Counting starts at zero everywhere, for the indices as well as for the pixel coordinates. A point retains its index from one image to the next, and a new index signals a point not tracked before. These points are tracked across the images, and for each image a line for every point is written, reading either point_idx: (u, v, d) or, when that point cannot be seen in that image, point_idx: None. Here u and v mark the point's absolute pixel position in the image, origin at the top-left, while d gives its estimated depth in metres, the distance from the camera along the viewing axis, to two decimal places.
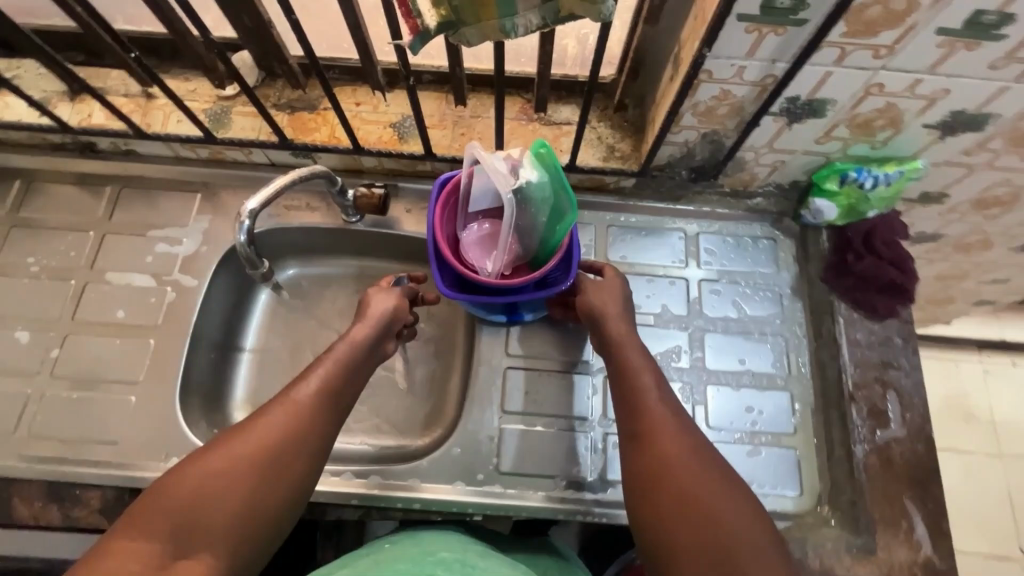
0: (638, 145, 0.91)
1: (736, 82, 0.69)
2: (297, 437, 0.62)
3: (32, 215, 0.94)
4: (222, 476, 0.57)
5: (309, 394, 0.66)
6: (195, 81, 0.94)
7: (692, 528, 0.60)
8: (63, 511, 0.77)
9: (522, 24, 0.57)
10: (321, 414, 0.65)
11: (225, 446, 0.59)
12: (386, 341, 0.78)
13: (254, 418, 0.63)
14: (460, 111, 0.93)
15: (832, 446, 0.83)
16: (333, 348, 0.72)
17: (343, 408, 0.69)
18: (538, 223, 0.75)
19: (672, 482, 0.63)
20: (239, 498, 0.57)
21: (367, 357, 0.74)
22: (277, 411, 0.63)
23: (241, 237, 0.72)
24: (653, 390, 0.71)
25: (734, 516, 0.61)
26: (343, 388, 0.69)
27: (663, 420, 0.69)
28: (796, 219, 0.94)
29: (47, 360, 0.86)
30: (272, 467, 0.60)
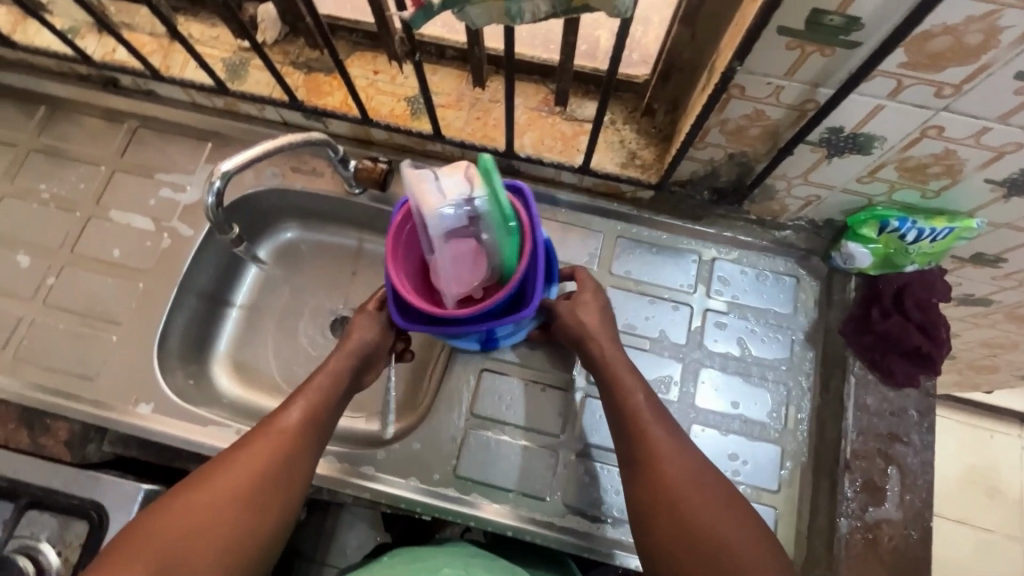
0: (662, 155, 0.84)
1: (770, 103, 0.61)
2: (286, 463, 0.63)
3: (49, 142, 0.95)
4: (212, 511, 0.58)
5: (294, 420, 0.66)
6: (218, 28, 0.92)
7: (695, 547, 0.57)
8: (31, 437, 0.80)
9: (530, 10, 0.51)
10: (308, 439, 0.66)
11: (212, 480, 0.60)
12: (367, 369, 0.77)
13: (238, 451, 0.63)
14: (479, 93, 0.88)
15: (816, 513, 0.76)
16: (313, 375, 0.71)
17: (329, 429, 0.70)
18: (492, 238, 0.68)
19: (671, 499, 0.60)
20: (233, 529, 0.58)
21: (352, 381, 0.73)
22: (261, 441, 0.64)
23: (207, 199, 0.70)
24: (648, 399, 0.67)
25: (739, 535, 0.57)
26: (328, 411, 0.70)
27: (657, 428, 0.65)
28: (826, 259, 0.86)
29: (42, 288, 0.88)
30: (261, 495, 0.61)
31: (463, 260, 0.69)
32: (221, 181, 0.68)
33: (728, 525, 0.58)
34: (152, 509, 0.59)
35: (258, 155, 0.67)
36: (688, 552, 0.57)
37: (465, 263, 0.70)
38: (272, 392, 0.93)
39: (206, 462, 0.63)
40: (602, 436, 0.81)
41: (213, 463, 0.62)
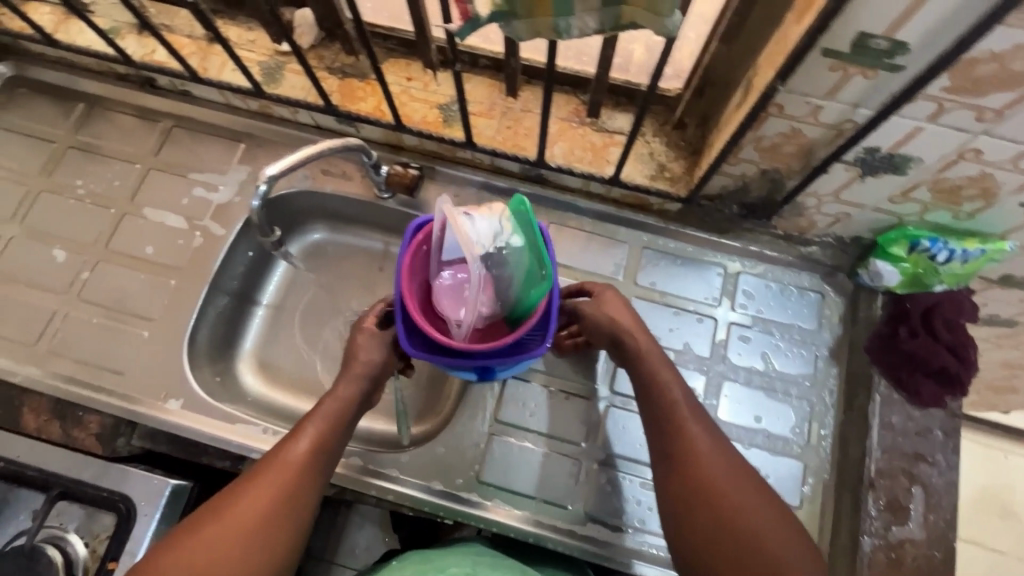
0: (691, 169, 0.84)
1: (808, 122, 0.62)
2: (291, 495, 0.63)
3: (85, 139, 0.97)
4: (221, 546, 0.58)
5: (300, 452, 0.66)
6: (256, 32, 0.94)
7: (733, 541, 0.58)
8: (64, 429, 0.83)
9: (578, 26, 0.52)
10: (314, 469, 0.65)
11: (222, 515, 0.60)
12: (373, 395, 0.75)
13: (247, 483, 0.63)
14: (511, 102, 0.89)
15: (838, 531, 0.76)
16: (320, 403, 0.70)
17: (337, 456, 0.69)
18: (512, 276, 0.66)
19: (709, 492, 0.61)
20: (243, 563, 0.59)
21: (359, 408, 0.72)
22: (268, 474, 0.63)
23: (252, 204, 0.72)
24: (684, 395, 0.68)
25: (776, 533, 0.58)
26: (337, 437, 0.69)
27: (693, 422, 0.65)
28: (852, 277, 0.86)
29: (77, 282, 0.89)
30: (269, 528, 0.61)
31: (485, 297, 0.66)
32: (266, 185, 0.69)
33: (765, 522, 0.59)
34: (166, 541, 0.60)
35: (300, 160, 0.68)
36: (727, 546, 0.58)
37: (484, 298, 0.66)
38: (296, 391, 0.94)
39: (217, 493, 0.63)
40: (624, 446, 0.82)
41: (224, 494, 0.63)
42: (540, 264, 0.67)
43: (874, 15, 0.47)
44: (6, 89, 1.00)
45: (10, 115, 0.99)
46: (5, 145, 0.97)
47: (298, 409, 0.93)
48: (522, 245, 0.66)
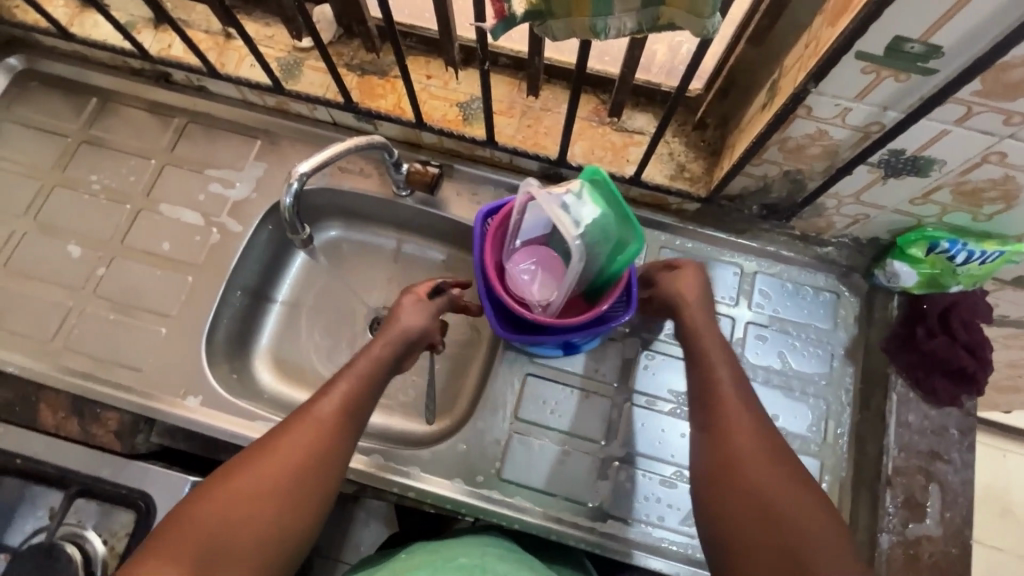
0: (711, 169, 0.85)
1: (835, 124, 0.62)
2: (318, 456, 0.62)
3: (99, 134, 0.97)
4: (245, 503, 0.58)
5: (329, 411, 0.65)
6: (274, 28, 0.93)
7: (757, 508, 0.58)
8: (82, 425, 0.82)
9: (616, 26, 0.53)
10: (341, 430, 0.65)
11: (250, 470, 0.60)
12: (409, 355, 0.76)
13: (275, 440, 0.62)
14: (531, 101, 0.89)
15: (855, 528, 0.77)
16: (354, 362, 0.70)
17: (363, 419, 0.68)
18: (597, 253, 0.73)
19: (738, 461, 0.61)
20: (264, 524, 0.58)
21: (388, 370, 0.71)
22: (296, 431, 0.63)
23: (286, 199, 0.72)
24: (722, 368, 0.68)
25: (800, 502, 0.58)
26: (366, 398, 0.69)
27: (725, 392, 0.66)
28: (868, 277, 0.87)
29: (93, 278, 0.89)
30: (294, 487, 0.60)
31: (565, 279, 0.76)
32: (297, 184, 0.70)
33: (792, 493, 0.59)
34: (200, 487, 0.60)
35: (331, 156, 0.70)
36: (751, 512, 0.58)
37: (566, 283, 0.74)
38: (313, 388, 0.94)
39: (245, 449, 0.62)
40: (644, 445, 0.82)
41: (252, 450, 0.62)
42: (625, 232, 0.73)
43: (911, 19, 0.48)
44: (18, 82, 0.99)
45: (22, 109, 0.98)
46: (18, 140, 0.96)
47: None
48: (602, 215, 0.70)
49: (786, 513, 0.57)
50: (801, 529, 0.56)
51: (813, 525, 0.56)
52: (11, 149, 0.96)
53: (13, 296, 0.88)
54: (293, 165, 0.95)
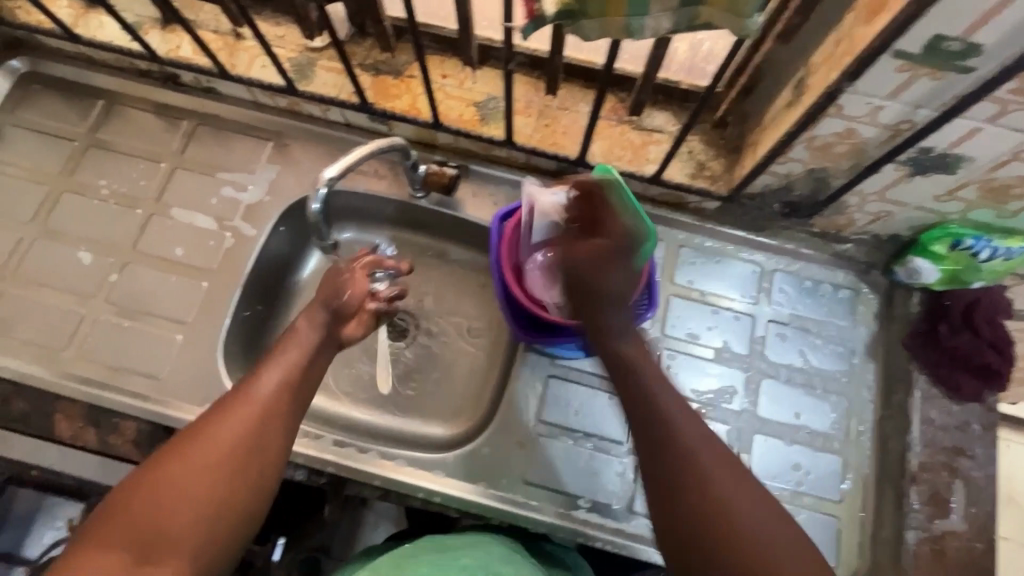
0: (731, 167, 0.84)
1: (865, 122, 0.62)
2: (261, 429, 0.61)
3: (107, 137, 0.95)
4: (186, 483, 0.56)
5: (266, 387, 0.64)
6: (285, 27, 0.92)
7: (688, 486, 0.55)
8: (99, 435, 0.80)
9: (651, 26, 0.52)
10: (283, 403, 0.64)
11: (186, 454, 0.57)
12: (344, 324, 0.75)
13: (209, 420, 0.61)
14: (548, 100, 0.88)
15: (879, 524, 0.78)
16: (285, 339, 0.70)
17: (306, 392, 0.68)
18: None
19: (666, 440, 0.58)
20: (207, 505, 0.56)
21: (324, 342, 0.72)
22: (232, 411, 0.61)
23: (314, 204, 0.71)
24: (613, 330, 0.66)
25: (730, 473, 0.56)
26: (306, 371, 0.68)
27: (647, 363, 0.64)
28: (886, 274, 0.87)
29: (105, 285, 0.87)
30: (239, 462, 0.59)
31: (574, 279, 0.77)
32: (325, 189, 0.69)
33: (721, 466, 0.57)
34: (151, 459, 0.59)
35: (355, 161, 0.69)
36: (684, 498, 0.55)
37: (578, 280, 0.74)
38: (330, 393, 0.93)
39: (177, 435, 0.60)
40: None
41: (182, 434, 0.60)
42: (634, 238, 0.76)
43: (952, 17, 0.48)
44: (22, 85, 0.97)
45: (27, 113, 0.96)
46: (23, 144, 0.94)
47: (332, 411, 0.92)
48: None
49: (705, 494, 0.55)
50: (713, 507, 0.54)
51: (746, 500, 0.55)
52: (16, 154, 0.94)
53: (24, 304, 0.86)
54: (306, 167, 0.94)
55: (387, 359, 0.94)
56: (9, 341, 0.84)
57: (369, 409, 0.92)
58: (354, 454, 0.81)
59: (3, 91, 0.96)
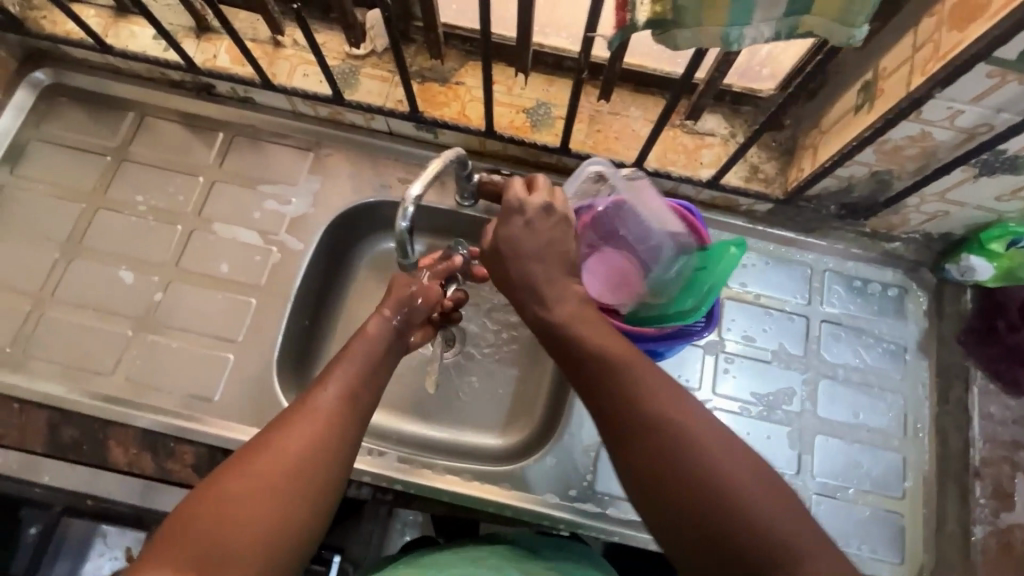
0: (786, 169, 0.84)
1: (942, 125, 0.63)
2: (330, 444, 0.56)
3: (140, 151, 0.91)
4: (250, 498, 0.50)
5: (331, 398, 0.58)
6: (326, 35, 0.90)
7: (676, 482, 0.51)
8: (157, 462, 0.78)
9: (751, 35, 0.52)
10: (350, 416, 0.58)
11: (243, 472, 0.51)
12: (410, 331, 0.72)
13: (272, 431, 0.55)
14: (599, 106, 0.87)
15: (944, 520, 0.80)
16: (351, 344, 0.65)
17: (370, 407, 0.62)
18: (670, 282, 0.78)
19: (651, 434, 0.52)
20: (270, 529, 0.50)
21: (387, 352, 0.67)
22: (299, 421, 0.55)
23: (402, 223, 0.67)
24: (549, 304, 0.63)
25: (744, 472, 0.50)
26: (370, 383, 0.63)
27: (627, 365, 0.57)
28: (935, 271, 0.88)
29: (150, 305, 0.84)
30: (298, 481, 0.52)
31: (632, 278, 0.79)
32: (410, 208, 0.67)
33: (727, 460, 0.51)
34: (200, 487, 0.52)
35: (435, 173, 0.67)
36: (681, 498, 0.50)
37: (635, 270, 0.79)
38: (380, 407, 0.91)
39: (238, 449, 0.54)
40: None
41: (245, 446, 0.54)
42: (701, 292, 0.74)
43: None
44: (46, 98, 0.93)
45: (54, 126, 0.92)
46: (52, 160, 0.90)
47: (385, 426, 0.90)
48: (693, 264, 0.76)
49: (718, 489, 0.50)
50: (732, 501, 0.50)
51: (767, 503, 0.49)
52: (45, 170, 0.90)
53: (65, 328, 0.83)
54: (350, 177, 0.91)
55: (437, 372, 0.93)
56: (52, 366, 0.81)
57: (420, 422, 0.91)
58: (421, 471, 0.79)
59: (27, 104, 0.92)
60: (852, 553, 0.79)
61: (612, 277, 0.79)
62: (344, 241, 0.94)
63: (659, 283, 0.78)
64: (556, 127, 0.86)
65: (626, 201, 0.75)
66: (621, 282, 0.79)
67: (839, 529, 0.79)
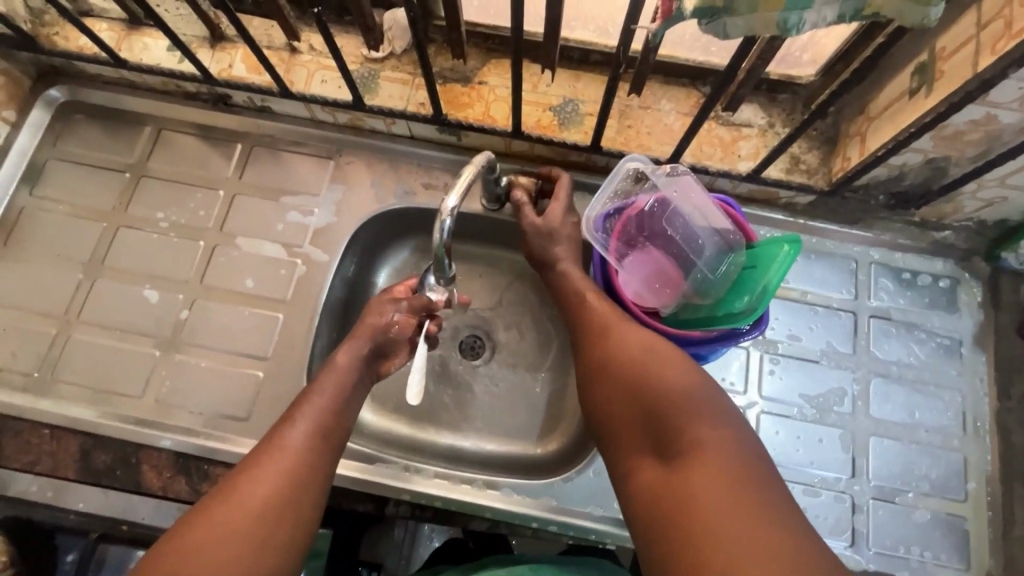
0: (829, 159, 0.80)
1: (1009, 108, 0.59)
2: (300, 481, 0.57)
3: (160, 166, 0.89)
4: (222, 538, 0.51)
5: (298, 437, 0.60)
6: (343, 39, 0.87)
7: (642, 422, 0.59)
8: (191, 485, 0.76)
9: (812, 19, 0.48)
10: (319, 453, 0.61)
11: (217, 509, 0.53)
12: (386, 360, 0.75)
13: (240, 474, 0.57)
14: (629, 100, 0.83)
15: (1010, 523, 0.76)
16: (320, 378, 0.67)
17: (340, 442, 0.64)
18: (717, 282, 0.75)
19: (653, 442, 0.57)
20: (253, 567, 0.51)
21: (356, 383, 0.69)
22: (269, 459, 0.58)
23: (439, 238, 0.66)
24: (575, 320, 0.71)
25: (736, 494, 0.49)
26: (336, 418, 0.65)
27: (631, 381, 0.61)
28: (990, 260, 0.84)
29: (177, 324, 0.83)
30: (271, 518, 0.54)
31: (670, 277, 0.76)
32: (448, 219, 0.66)
33: (713, 480, 0.50)
34: (175, 526, 0.53)
35: (469, 183, 0.66)
36: (666, 514, 0.51)
37: (677, 269, 0.76)
38: (413, 420, 0.89)
39: (215, 485, 0.57)
40: (783, 455, 0.79)
41: (218, 487, 0.56)
42: (752, 292, 0.69)
43: None
44: (62, 116, 0.91)
45: (70, 144, 0.90)
46: (71, 179, 0.89)
47: (418, 439, 0.88)
48: (744, 260, 0.72)
49: (698, 505, 0.49)
50: (715, 524, 0.47)
51: (755, 525, 0.46)
52: (64, 189, 0.88)
53: (93, 350, 0.81)
54: (372, 184, 0.89)
55: (468, 380, 0.90)
56: (81, 390, 0.79)
57: (453, 434, 0.88)
58: (460, 486, 0.77)
59: (43, 123, 0.90)
60: (912, 560, 0.75)
61: (653, 276, 0.77)
62: (368, 250, 0.92)
63: (704, 285, 0.75)
64: (586, 124, 0.83)
65: (669, 199, 0.75)
66: (662, 281, 0.76)
67: (899, 534, 0.76)
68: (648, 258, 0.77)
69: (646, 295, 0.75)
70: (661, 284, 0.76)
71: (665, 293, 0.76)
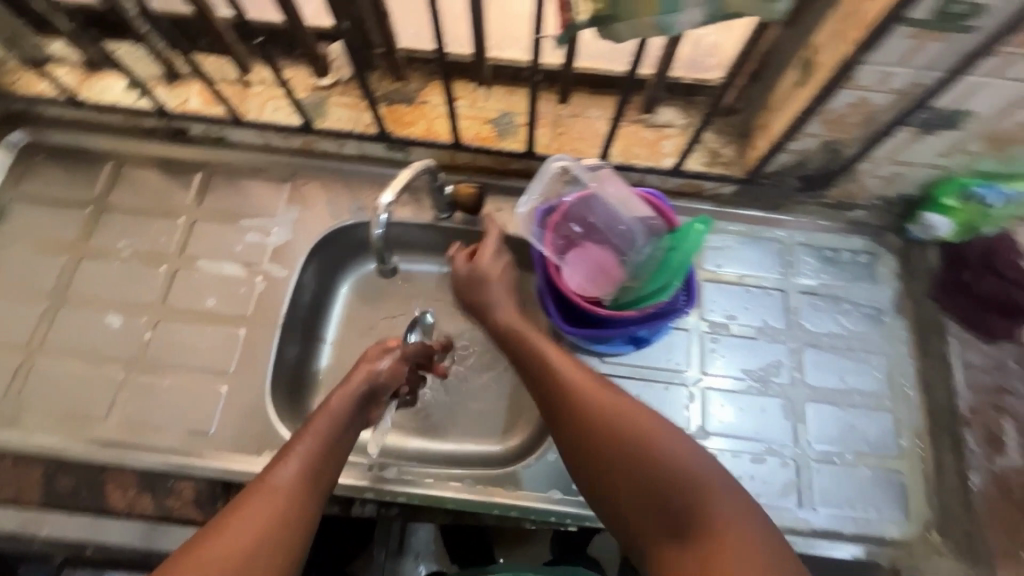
0: (743, 151, 0.88)
1: (875, 89, 0.68)
2: (290, 522, 0.58)
3: (120, 198, 0.93)
4: None
5: (290, 475, 0.61)
6: (292, 70, 0.94)
7: (643, 501, 0.59)
8: (157, 500, 0.77)
9: (686, 20, 0.55)
10: (307, 492, 0.61)
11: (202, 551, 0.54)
12: (373, 406, 0.74)
13: (229, 513, 0.57)
14: (560, 110, 0.91)
15: (944, 475, 0.82)
16: (311, 419, 0.66)
17: (330, 479, 0.64)
18: (644, 264, 0.81)
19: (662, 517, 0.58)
20: None
21: (348, 427, 0.68)
22: (258, 502, 0.58)
23: (377, 232, 0.72)
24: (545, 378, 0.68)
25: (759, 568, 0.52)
26: (330, 456, 0.65)
27: (631, 460, 0.60)
28: (900, 234, 0.91)
29: (141, 346, 0.85)
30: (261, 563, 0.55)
31: (607, 268, 0.82)
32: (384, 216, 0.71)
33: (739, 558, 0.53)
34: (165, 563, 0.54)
35: (408, 181, 0.73)
36: None
37: (610, 260, 0.82)
38: None
39: (204, 524, 0.57)
40: (729, 426, 0.83)
41: (206, 528, 0.56)
42: (671, 267, 0.78)
43: None
44: (22, 157, 0.95)
45: (32, 184, 0.94)
46: (33, 216, 0.92)
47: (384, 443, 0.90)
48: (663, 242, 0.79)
49: None
50: None
51: None
52: (26, 227, 0.91)
53: (54, 379, 0.83)
54: (328, 203, 0.94)
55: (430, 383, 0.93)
56: (44, 418, 0.81)
57: (419, 437, 0.91)
58: (424, 480, 0.79)
59: (4, 165, 0.94)
60: (859, 517, 0.79)
61: (591, 269, 0.82)
62: (327, 265, 0.96)
63: (635, 268, 0.81)
64: (521, 134, 0.90)
65: (592, 193, 0.81)
66: (600, 272, 0.82)
67: (843, 492, 0.80)
68: (585, 253, 0.82)
69: (587, 288, 0.80)
70: (599, 276, 0.82)
71: (604, 283, 0.81)
